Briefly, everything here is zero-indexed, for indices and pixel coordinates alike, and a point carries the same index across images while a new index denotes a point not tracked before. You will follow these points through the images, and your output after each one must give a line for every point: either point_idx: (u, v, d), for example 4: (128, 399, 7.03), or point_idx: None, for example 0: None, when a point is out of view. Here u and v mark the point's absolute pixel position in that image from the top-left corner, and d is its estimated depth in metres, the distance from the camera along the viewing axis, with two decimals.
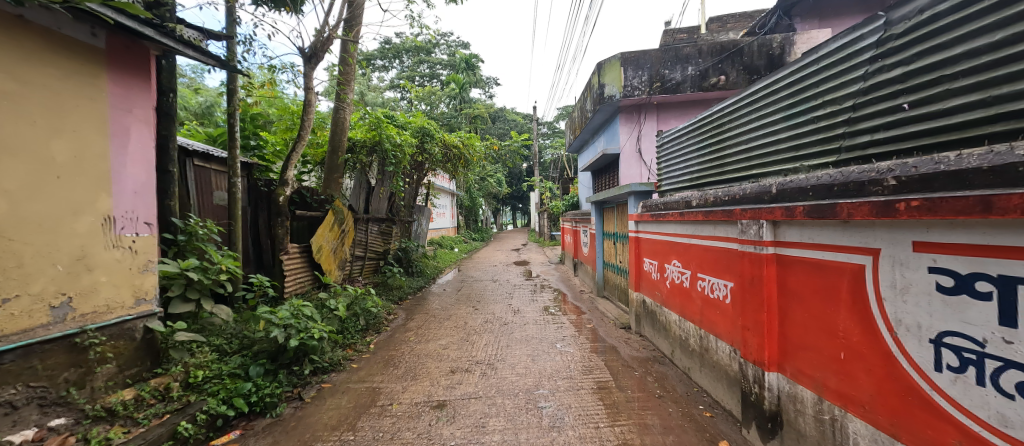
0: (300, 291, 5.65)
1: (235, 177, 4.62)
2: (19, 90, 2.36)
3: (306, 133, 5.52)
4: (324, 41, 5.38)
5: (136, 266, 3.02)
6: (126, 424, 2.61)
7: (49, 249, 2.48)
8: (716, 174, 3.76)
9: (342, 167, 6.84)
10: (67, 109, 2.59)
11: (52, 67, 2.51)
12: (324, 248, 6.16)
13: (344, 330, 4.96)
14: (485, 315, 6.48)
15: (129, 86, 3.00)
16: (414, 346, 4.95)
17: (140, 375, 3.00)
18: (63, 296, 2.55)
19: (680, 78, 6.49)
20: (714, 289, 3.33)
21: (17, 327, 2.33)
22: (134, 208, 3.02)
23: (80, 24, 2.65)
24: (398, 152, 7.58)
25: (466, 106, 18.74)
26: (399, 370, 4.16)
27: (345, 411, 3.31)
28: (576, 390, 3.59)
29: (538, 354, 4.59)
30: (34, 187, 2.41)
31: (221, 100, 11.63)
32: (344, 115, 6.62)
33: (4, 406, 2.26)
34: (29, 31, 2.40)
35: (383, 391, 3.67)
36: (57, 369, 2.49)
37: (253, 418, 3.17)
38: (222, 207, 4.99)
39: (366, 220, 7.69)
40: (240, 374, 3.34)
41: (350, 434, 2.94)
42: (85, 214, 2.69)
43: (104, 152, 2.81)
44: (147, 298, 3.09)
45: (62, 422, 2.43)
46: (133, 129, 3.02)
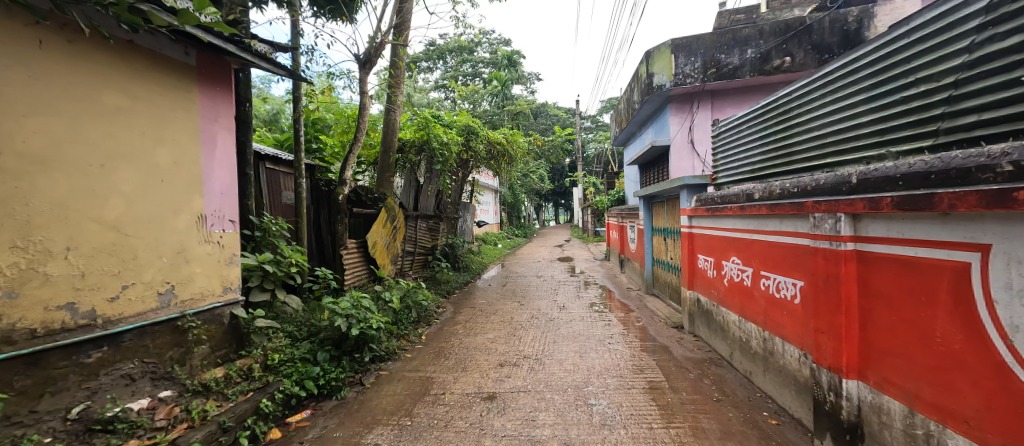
0: (358, 284, 6.00)
1: (300, 178, 5.00)
2: (132, 105, 2.71)
3: (361, 135, 5.84)
4: (377, 47, 5.67)
5: (223, 258, 3.39)
6: (219, 398, 2.94)
7: (157, 243, 2.85)
8: (782, 164, 3.49)
9: (393, 166, 7.18)
10: (168, 121, 2.95)
11: (155, 84, 2.86)
12: (378, 243, 6.51)
13: (398, 321, 5.23)
14: (530, 310, 6.51)
15: (216, 98, 3.36)
16: (463, 339, 5.09)
17: (228, 356, 3.37)
18: (167, 284, 2.93)
19: (738, 63, 6.05)
20: (780, 288, 3.11)
21: (134, 310, 2.70)
22: (221, 207, 3.39)
23: (176, 45, 3.00)
24: (445, 150, 7.87)
25: (509, 103, 18.93)
26: (449, 362, 4.32)
27: (402, 398, 3.49)
28: (627, 389, 3.51)
29: (586, 351, 4.54)
30: (144, 191, 2.78)
31: (286, 108, 12.66)
32: (395, 116, 6.95)
33: (125, 378, 2.62)
34: (137, 53, 2.75)
35: (436, 380, 3.83)
36: (164, 348, 2.87)
37: (321, 400, 3.46)
38: (289, 206, 5.43)
39: (415, 217, 7.99)
40: (309, 359, 3.65)
41: (407, 420, 3.10)
42: (183, 213, 3.05)
43: (197, 158, 3.18)
44: (232, 287, 3.47)
45: (169, 394, 2.78)
46: (219, 137, 3.38)
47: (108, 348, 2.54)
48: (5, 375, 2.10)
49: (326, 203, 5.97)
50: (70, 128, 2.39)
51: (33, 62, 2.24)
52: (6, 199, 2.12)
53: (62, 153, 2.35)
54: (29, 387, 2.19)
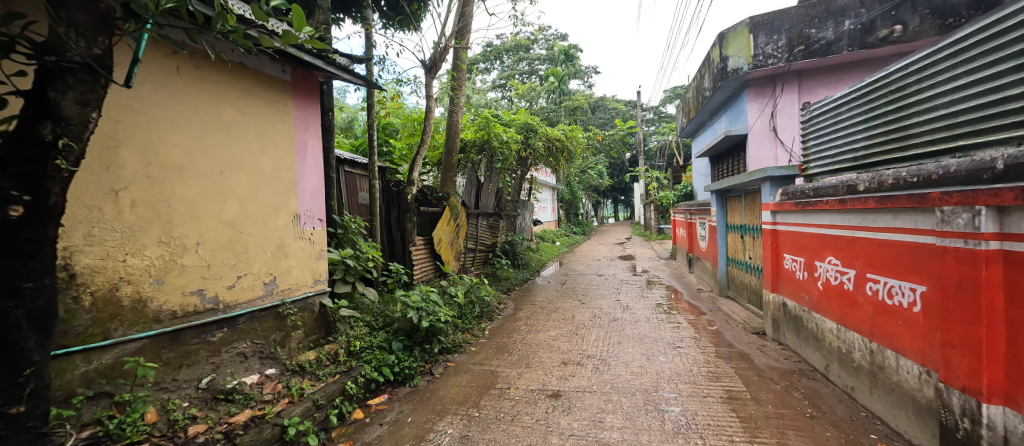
0: (425, 279, 6.31)
1: (374, 179, 5.39)
2: (243, 119, 3.11)
3: (427, 137, 6.14)
4: (441, 52, 5.90)
5: (314, 253, 3.78)
6: (312, 378, 3.27)
7: (263, 239, 3.26)
8: (894, 149, 3.03)
9: (456, 166, 7.46)
10: (270, 131, 3.34)
11: (260, 99, 3.25)
12: (443, 240, 6.79)
13: (463, 315, 5.44)
14: (592, 309, 6.37)
15: (306, 109, 3.74)
16: (525, 335, 5.13)
17: (318, 341, 3.75)
18: (270, 275, 3.33)
19: (832, 37, 5.34)
20: (893, 293, 2.70)
21: (245, 297, 3.11)
22: (311, 207, 3.77)
23: (275, 63, 3.38)
24: (505, 149, 8.35)
25: (566, 99, 18.74)
26: (512, 357, 4.39)
27: (469, 389, 3.61)
28: (702, 397, 3.28)
29: (654, 354, 4.33)
30: (253, 194, 3.18)
31: (357, 115, 13.70)
32: (458, 117, 7.21)
33: (240, 355, 3.02)
34: (245, 72, 3.13)
35: (501, 375, 3.90)
36: (269, 331, 3.27)
37: (396, 386, 3.70)
38: (365, 205, 5.88)
39: (477, 215, 8.18)
40: (386, 348, 3.92)
41: (476, 411, 3.20)
42: (282, 213, 3.44)
43: (292, 164, 3.56)
44: (321, 279, 3.85)
45: (273, 371, 3.15)
46: (309, 144, 3.76)
47: (227, 329, 2.95)
48: (155, 348, 2.52)
49: (395, 202, 6.18)
50: (199, 141, 2.80)
51: (172, 86, 2.64)
52: (156, 202, 2.55)
53: (193, 162, 2.76)
54: (171, 359, 2.61)
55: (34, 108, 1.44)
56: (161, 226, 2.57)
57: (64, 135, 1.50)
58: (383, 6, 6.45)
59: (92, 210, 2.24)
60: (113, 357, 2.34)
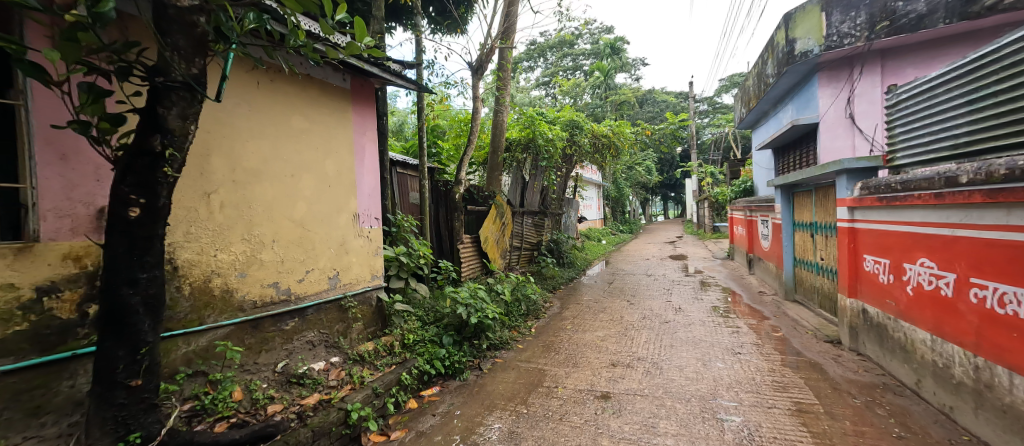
0: (472, 276, 6.43)
1: (424, 179, 5.60)
2: (310, 126, 3.37)
3: (474, 137, 6.27)
4: (487, 52, 5.98)
5: (372, 250, 4.01)
6: (371, 367, 3.47)
7: (328, 237, 3.52)
8: (1011, 134, 2.61)
9: (501, 165, 7.55)
10: (333, 137, 3.59)
11: (324, 107, 3.50)
12: (490, 238, 6.89)
13: (510, 312, 5.49)
14: (642, 311, 6.15)
15: (363, 114, 3.96)
16: (572, 335, 5.08)
17: (375, 333, 3.98)
18: (334, 270, 3.58)
19: (924, 9, 4.69)
20: (1005, 302, 2.35)
21: (312, 290, 3.37)
22: (369, 206, 4.01)
23: (337, 73, 3.62)
24: (551, 146, 8.34)
25: (612, 93, 18.23)
26: (560, 356, 4.36)
27: (517, 386, 3.65)
28: (766, 408, 3.07)
29: (710, 359, 4.11)
30: (319, 195, 3.45)
31: (406, 118, 14.27)
32: (503, 116, 7.30)
33: (309, 343, 3.29)
34: (312, 83, 3.39)
35: (549, 373, 3.89)
36: (333, 322, 3.52)
37: (447, 379, 3.84)
38: (416, 205, 6.12)
39: (522, 213, 8.19)
40: (437, 342, 4.06)
41: (524, 408, 3.23)
42: (344, 212, 3.69)
43: (352, 167, 3.80)
44: (377, 274, 4.08)
45: (337, 359, 3.38)
46: (367, 147, 3.99)
47: (297, 319, 3.22)
48: (239, 334, 2.82)
49: (443, 201, 6.39)
50: (274, 147, 3.08)
51: (252, 98, 2.92)
52: (240, 204, 2.84)
53: (270, 167, 3.04)
54: (252, 344, 2.90)
55: (147, 123, 1.67)
56: (244, 225, 2.86)
57: (169, 146, 1.73)
58: (432, 12, 6.66)
59: (190, 211, 2.55)
60: (206, 340, 2.65)
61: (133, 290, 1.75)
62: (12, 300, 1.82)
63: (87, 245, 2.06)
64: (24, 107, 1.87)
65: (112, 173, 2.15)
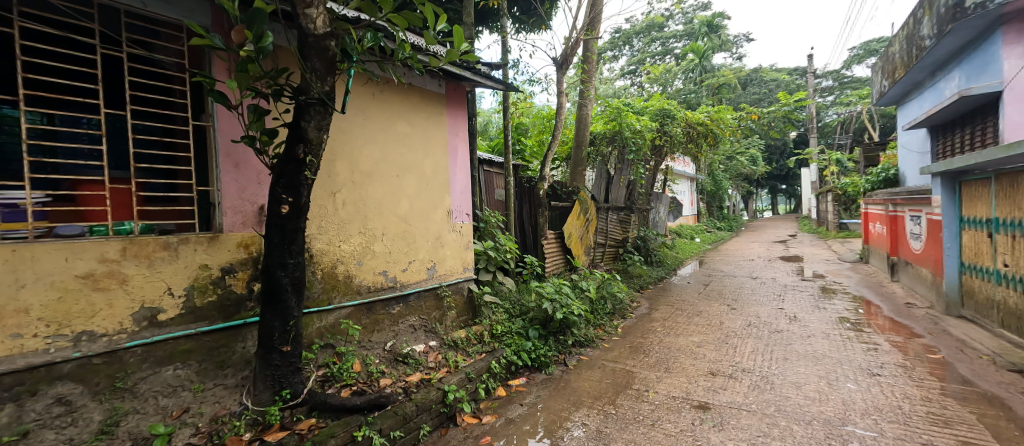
0: (557, 272, 6.45)
1: (510, 177, 5.77)
2: (412, 131, 3.71)
3: (559, 133, 6.26)
4: (572, 46, 5.90)
5: (463, 244, 4.28)
6: (464, 353, 3.71)
7: (426, 231, 3.84)
8: None
9: (586, 160, 7.43)
10: (430, 139, 3.90)
11: (423, 112, 3.82)
12: (573, 235, 6.80)
13: (595, 310, 5.41)
14: (746, 317, 5.55)
15: (457, 117, 4.23)
16: (664, 338, 4.80)
17: (467, 322, 4.25)
18: (431, 262, 3.91)
19: None
20: None
21: (413, 279, 3.73)
22: (461, 203, 4.27)
23: (433, 80, 3.91)
24: (639, 138, 7.94)
25: (709, 76, 16.61)
26: (650, 359, 4.16)
27: (605, 385, 3.59)
28: (916, 443, 2.56)
29: (836, 378, 3.55)
30: (420, 193, 3.78)
31: (489, 117, 14.74)
32: (587, 110, 7.19)
33: (411, 327, 3.65)
34: (413, 90, 3.72)
35: (638, 376, 3.75)
36: (429, 308, 3.86)
37: (533, 371, 3.93)
38: (501, 201, 6.33)
39: (607, 209, 7.92)
40: (523, 334, 4.19)
41: (612, 408, 3.17)
42: (440, 209, 3.99)
43: (446, 166, 4.09)
44: (468, 267, 4.35)
45: (435, 343, 3.69)
46: (459, 148, 4.25)
47: (401, 305, 3.60)
48: (357, 315, 3.25)
49: (528, 197, 6.50)
50: (384, 151, 3.46)
51: (366, 108, 3.31)
52: (357, 201, 3.25)
53: (380, 168, 3.42)
54: (367, 325, 3.32)
55: (294, 136, 2.03)
56: (360, 220, 3.28)
57: (309, 154, 2.08)
58: (517, 13, 6.79)
59: (321, 208, 3.00)
60: (333, 318, 3.10)
61: (284, 272, 2.15)
62: (207, 277, 2.36)
63: (253, 236, 2.56)
64: (212, 127, 2.40)
65: (269, 177, 2.63)
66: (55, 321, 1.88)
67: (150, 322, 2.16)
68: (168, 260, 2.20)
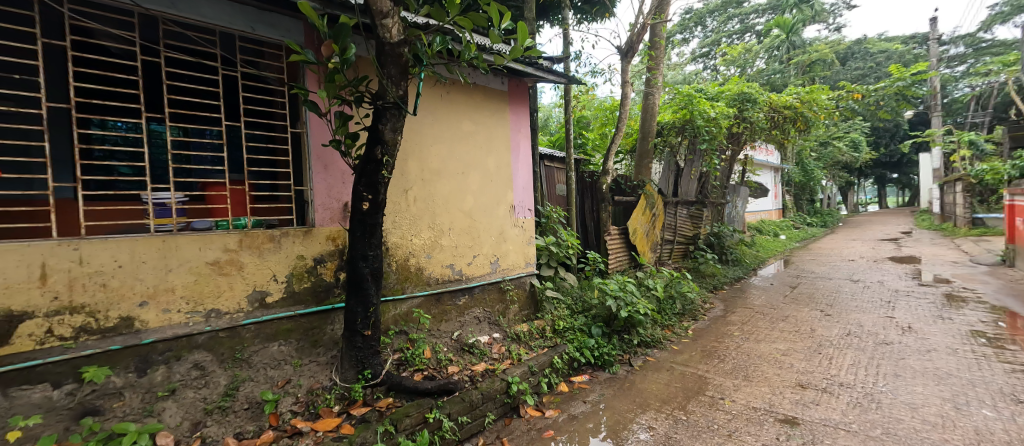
0: (622, 269, 6.25)
1: (572, 171, 5.70)
2: (475, 129, 3.83)
3: (623, 125, 6.04)
4: (638, 33, 5.64)
5: (525, 239, 4.34)
6: (526, 347, 3.76)
7: (490, 227, 3.96)
8: None
9: (652, 152, 7.11)
10: (493, 137, 3.99)
11: (486, 110, 3.91)
12: (639, 230, 6.52)
13: (662, 310, 5.17)
14: (842, 325, 4.93)
15: (519, 113, 4.28)
16: (741, 343, 4.45)
17: (529, 316, 4.31)
18: (494, 256, 4.02)
19: None
20: None
21: (478, 272, 3.86)
22: (523, 199, 4.32)
23: (496, 78, 3.98)
24: (713, 126, 7.34)
25: (797, 53, 14.85)
26: (726, 365, 3.87)
27: (674, 390, 3.42)
28: None
29: (962, 402, 3.02)
30: (484, 189, 3.90)
31: (550, 111, 14.63)
32: (654, 99, 6.87)
33: (476, 318, 3.80)
34: (476, 89, 3.82)
35: (711, 382, 3.53)
36: (492, 301, 3.98)
37: (596, 369, 3.88)
38: (563, 196, 6.28)
39: (676, 203, 7.50)
40: (586, 331, 4.14)
41: (682, 414, 3.02)
42: (502, 204, 4.08)
43: (509, 162, 4.15)
44: (530, 262, 4.40)
45: (498, 335, 3.79)
46: (521, 143, 4.29)
47: (467, 297, 3.76)
48: (427, 305, 3.46)
49: (590, 192, 6.37)
50: (450, 150, 3.62)
51: (434, 109, 3.48)
52: (427, 198, 3.45)
53: (447, 167, 3.59)
54: (436, 314, 3.52)
55: (373, 138, 2.21)
56: (430, 216, 3.47)
57: (386, 154, 2.26)
58: (579, 3, 6.66)
59: (395, 205, 3.23)
60: (406, 307, 3.33)
61: (365, 263, 2.37)
62: (303, 267, 2.67)
63: (339, 230, 2.83)
64: (305, 133, 2.69)
65: (352, 176, 2.89)
66: (192, 300, 2.25)
67: (260, 304, 2.50)
68: (272, 250, 2.53)
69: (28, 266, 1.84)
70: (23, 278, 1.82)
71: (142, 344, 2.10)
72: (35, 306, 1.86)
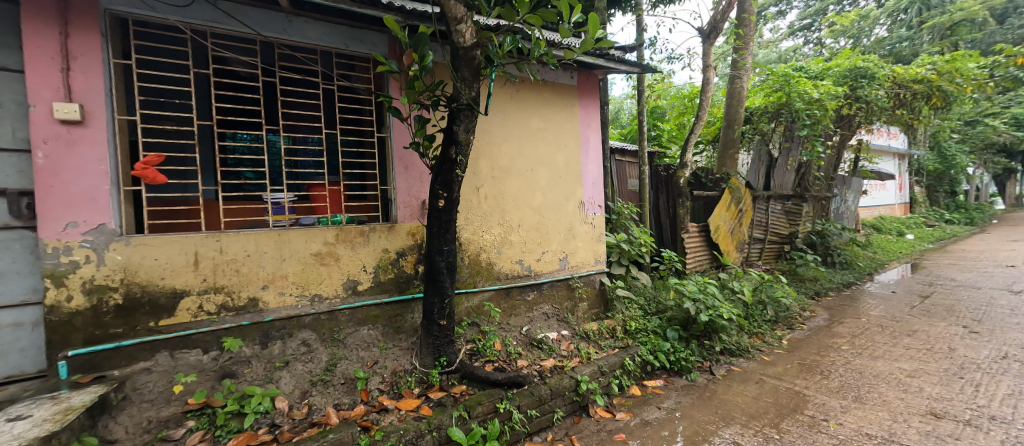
0: (701, 270, 5.84)
1: (645, 165, 5.45)
2: (544, 126, 3.85)
3: (704, 114, 5.61)
4: (723, 11, 5.18)
5: (595, 236, 4.27)
6: (597, 346, 3.69)
7: (559, 223, 3.96)
8: None
9: (739, 141, 6.54)
10: (562, 133, 3.97)
11: (555, 106, 3.91)
12: (722, 228, 6.02)
13: (750, 316, 4.72)
14: (992, 346, 4.05)
15: (590, 107, 4.21)
16: (850, 359, 3.90)
17: (598, 315, 4.24)
18: (563, 253, 4.01)
19: None
20: None
21: (546, 268, 3.89)
22: (593, 195, 4.24)
23: (565, 73, 3.96)
24: (816, 109, 6.46)
25: (932, 15, 12.41)
26: (831, 383, 3.41)
27: (765, 405, 3.11)
28: None
29: None
30: (552, 185, 3.91)
31: (624, 102, 14.06)
32: (741, 83, 6.34)
33: (545, 314, 3.84)
34: (545, 86, 3.84)
35: (812, 400, 3.13)
36: (560, 298, 3.99)
37: (672, 375, 3.69)
38: (635, 192, 6.03)
39: (767, 198, 6.80)
40: (660, 334, 3.96)
41: (774, 432, 2.72)
42: (571, 201, 4.05)
43: (578, 158, 4.11)
44: (600, 260, 4.32)
45: (567, 333, 3.78)
46: (591, 138, 4.21)
47: (536, 292, 3.82)
48: (498, 298, 3.58)
49: (665, 187, 6.04)
50: (520, 147, 3.69)
51: (504, 108, 3.57)
52: (498, 195, 3.56)
53: (516, 164, 3.66)
54: (506, 308, 3.63)
55: (448, 139, 2.35)
56: (500, 213, 3.58)
57: (460, 154, 2.38)
58: None
59: (468, 202, 3.39)
60: (479, 300, 3.48)
61: (441, 257, 2.52)
62: (388, 259, 2.92)
63: (418, 225, 3.04)
64: (389, 137, 2.94)
65: (430, 176, 3.08)
66: (299, 285, 2.60)
67: (352, 291, 2.79)
68: (362, 244, 2.81)
69: (185, 254, 2.27)
70: (182, 263, 2.27)
71: (264, 321, 2.49)
72: (190, 286, 2.30)
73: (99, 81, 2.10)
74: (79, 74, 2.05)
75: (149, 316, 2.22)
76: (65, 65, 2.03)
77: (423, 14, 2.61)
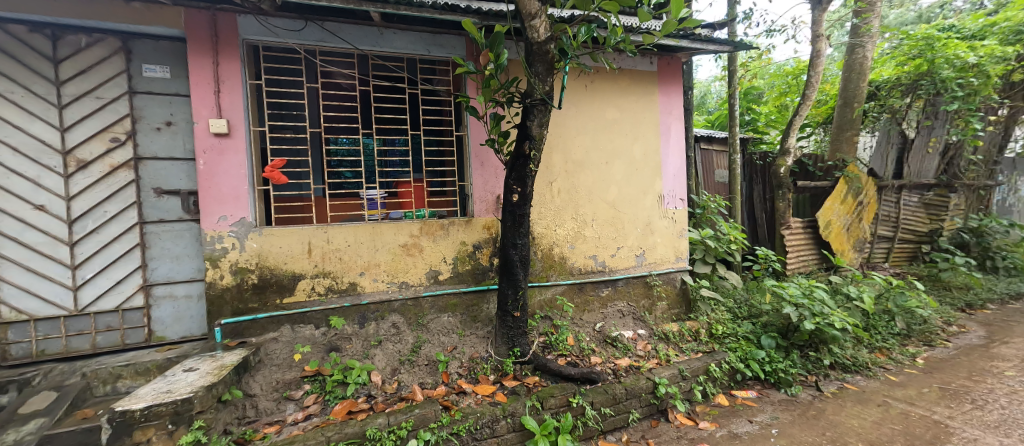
0: (806, 271, 5.17)
1: (735, 153, 4.95)
2: (620, 116, 3.72)
3: (812, 93, 4.92)
4: None
5: (676, 231, 4.03)
6: (677, 348, 3.50)
7: (635, 218, 3.82)
8: None
9: (859, 121, 5.61)
10: (639, 123, 3.80)
11: (632, 94, 3.76)
12: (835, 224, 5.24)
13: (870, 327, 4.07)
14: None
15: (671, 93, 3.95)
16: (1016, 388, 3.16)
17: (680, 315, 4.01)
18: (640, 249, 3.86)
19: None
20: None
21: (622, 264, 3.79)
22: (674, 187, 3.99)
23: (644, 59, 3.77)
24: (971, 78, 5.24)
25: None
26: (987, 415, 2.80)
27: (890, 432, 2.67)
28: None
29: None
30: (629, 178, 3.78)
31: (712, 83, 12.84)
32: (863, 52, 5.40)
33: (620, 312, 3.75)
34: (622, 73, 3.70)
35: (957, 433, 2.61)
36: (637, 295, 3.85)
37: (767, 387, 3.35)
38: (725, 184, 5.54)
39: (897, 188, 5.76)
40: (753, 341, 3.61)
41: None
42: (649, 194, 3.87)
43: (658, 148, 3.90)
44: (682, 257, 4.07)
45: (643, 332, 3.64)
46: (673, 126, 3.96)
47: (611, 288, 3.75)
48: (571, 293, 3.58)
49: (761, 177, 5.47)
50: (594, 139, 3.62)
51: (577, 100, 3.54)
52: (571, 190, 3.54)
53: (590, 157, 3.60)
54: (579, 304, 3.62)
55: (521, 134, 2.40)
56: (574, 207, 3.56)
57: (533, 148, 2.42)
58: None
59: (542, 197, 3.43)
60: (552, 294, 3.51)
61: (515, 250, 2.61)
62: (465, 251, 3.09)
63: (493, 219, 3.16)
64: (467, 135, 3.08)
65: (504, 171, 3.17)
66: (390, 273, 2.88)
67: (434, 280, 3.02)
68: (443, 236, 3.01)
69: (301, 243, 2.66)
70: (299, 251, 2.66)
71: (361, 304, 2.81)
72: (305, 270, 2.68)
73: (240, 100, 2.53)
74: (226, 94, 2.50)
75: (276, 294, 2.65)
76: (217, 88, 2.48)
77: (498, 13, 2.68)
